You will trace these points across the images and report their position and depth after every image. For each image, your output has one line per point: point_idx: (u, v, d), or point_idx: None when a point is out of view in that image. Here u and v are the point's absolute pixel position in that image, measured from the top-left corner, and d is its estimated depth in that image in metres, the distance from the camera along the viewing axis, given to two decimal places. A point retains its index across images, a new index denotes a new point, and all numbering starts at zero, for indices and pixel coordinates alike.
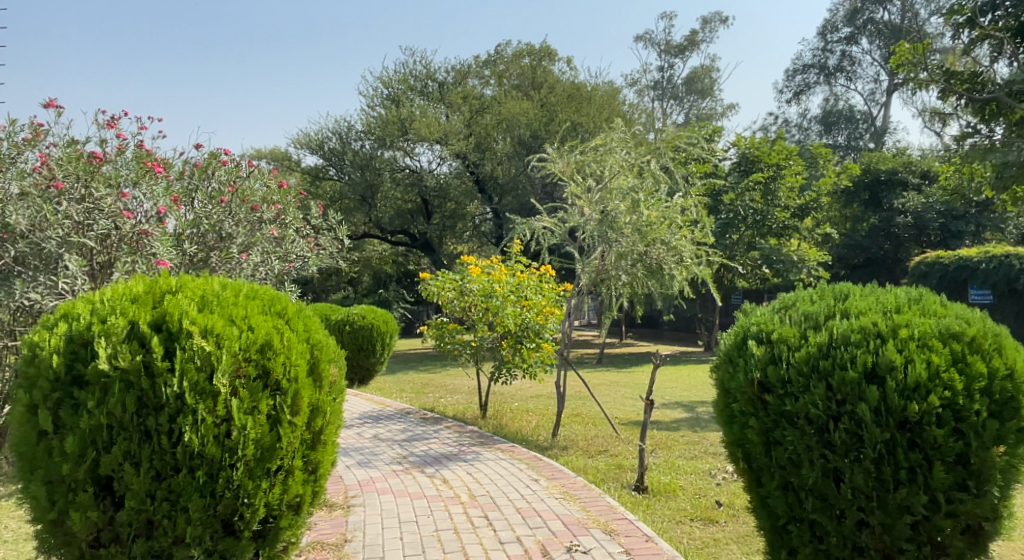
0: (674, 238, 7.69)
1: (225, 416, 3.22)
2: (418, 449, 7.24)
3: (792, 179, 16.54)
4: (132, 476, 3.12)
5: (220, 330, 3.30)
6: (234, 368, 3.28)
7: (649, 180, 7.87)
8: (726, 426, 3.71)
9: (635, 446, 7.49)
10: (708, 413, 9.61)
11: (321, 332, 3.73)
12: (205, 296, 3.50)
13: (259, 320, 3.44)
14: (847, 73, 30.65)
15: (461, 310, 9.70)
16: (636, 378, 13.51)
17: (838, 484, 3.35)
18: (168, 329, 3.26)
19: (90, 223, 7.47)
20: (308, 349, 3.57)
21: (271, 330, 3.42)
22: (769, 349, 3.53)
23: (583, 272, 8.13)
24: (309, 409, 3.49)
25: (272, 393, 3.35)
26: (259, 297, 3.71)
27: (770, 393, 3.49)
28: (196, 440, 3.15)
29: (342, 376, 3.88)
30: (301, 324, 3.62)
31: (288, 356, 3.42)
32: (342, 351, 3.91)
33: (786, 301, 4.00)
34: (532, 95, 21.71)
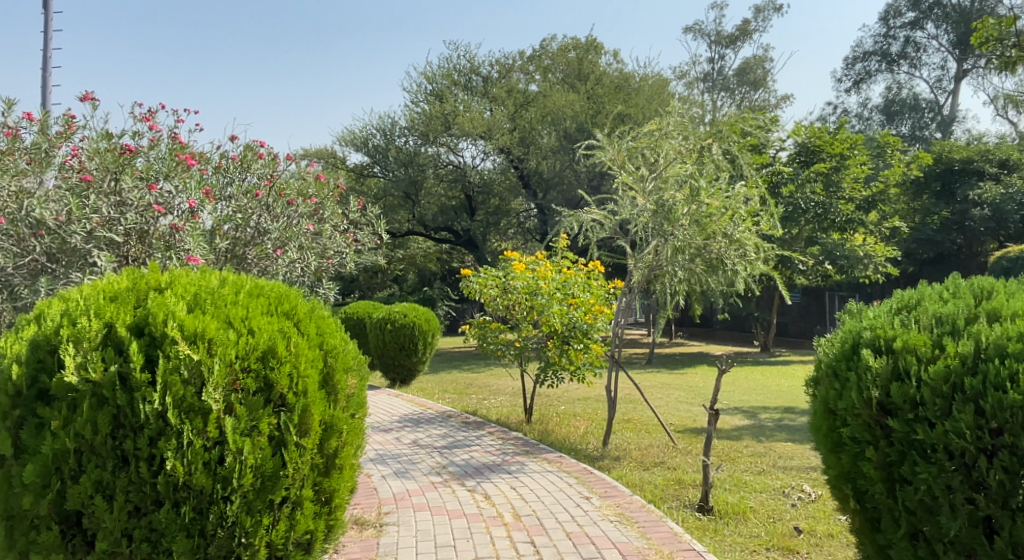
0: (737, 231, 7.10)
1: (218, 437, 3.00)
2: (458, 458, 6.74)
3: (857, 168, 15.91)
4: (104, 512, 2.91)
5: (213, 335, 3.08)
6: (229, 382, 3.05)
7: (709, 166, 7.26)
8: (833, 456, 3.40)
9: (695, 457, 6.93)
10: (772, 421, 9.00)
11: (336, 337, 3.49)
12: (198, 295, 3.28)
13: (260, 324, 3.21)
14: (911, 59, 29.54)
15: (504, 309, 9.20)
16: (689, 381, 12.89)
17: (990, 535, 2.93)
18: (150, 334, 3.04)
19: (118, 218, 7.02)
20: (321, 356, 3.33)
21: (275, 336, 3.19)
22: (892, 363, 3.15)
23: (636, 268, 7.61)
24: (322, 428, 3.26)
25: (275, 410, 3.12)
26: (263, 297, 3.50)
27: (893, 416, 3.12)
28: (180, 467, 2.93)
29: (362, 386, 3.64)
30: (313, 330, 3.39)
31: (295, 366, 3.18)
32: (359, 358, 3.67)
33: (907, 299, 3.64)
34: (581, 87, 21.14)
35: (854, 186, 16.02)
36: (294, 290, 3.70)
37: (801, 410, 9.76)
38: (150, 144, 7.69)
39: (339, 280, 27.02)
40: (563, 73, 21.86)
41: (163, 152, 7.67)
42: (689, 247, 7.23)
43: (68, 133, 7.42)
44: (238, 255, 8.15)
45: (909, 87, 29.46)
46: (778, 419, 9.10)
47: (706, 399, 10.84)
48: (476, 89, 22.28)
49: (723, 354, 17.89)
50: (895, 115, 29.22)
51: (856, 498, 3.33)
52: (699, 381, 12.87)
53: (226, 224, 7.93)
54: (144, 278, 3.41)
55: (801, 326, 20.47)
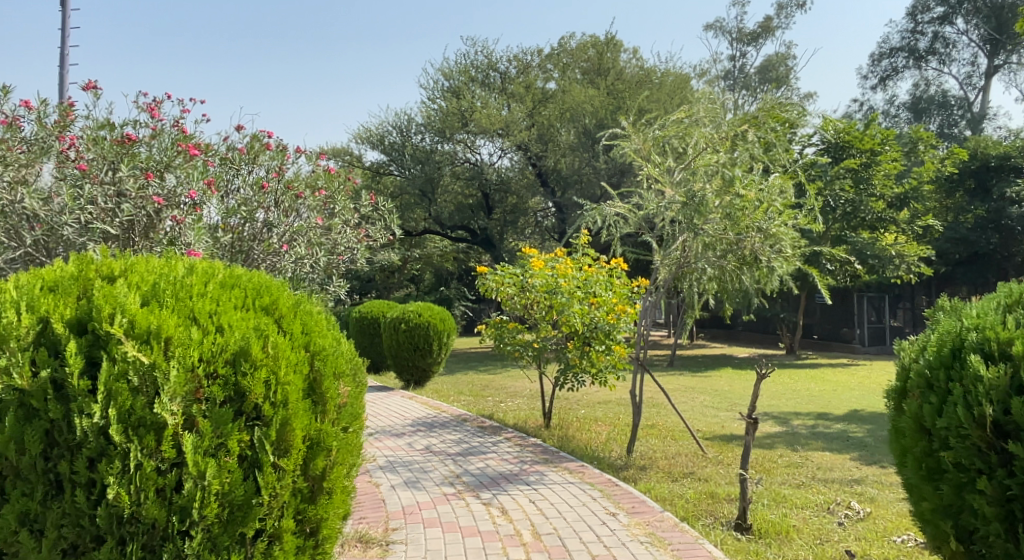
0: (771, 224, 6.60)
1: (176, 458, 2.65)
2: (472, 466, 6.31)
3: (888, 165, 15.35)
4: (31, 551, 2.61)
5: (172, 333, 2.73)
6: (191, 391, 2.70)
7: (742, 157, 6.74)
8: (928, 484, 3.14)
9: (727, 468, 6.48)
10: (806, 428, 8.54)
11: (326, 336, 3.16)
12: (158, 284, 2.93)
13: (232, 321, 2.85)
14: (939, 56, 28.86)
15: (523, 308, 8.77)
16: (713, 384, 12.42)
17: None
18: (94, 332, 2.69)
19: (114, 210, 6.59)
20: (307, 359, 2.99)
21: (249, 336, 2.83)
22: (1010, 374, 2.92)
23: (662, 265, 7.16)
24: (306, 445, 2.92)
25: (249, 424, 2.78)
26: (238, 288, 3.15)
27: (1012, 439, 2.89)
28: (126, 497, 2.59)
29: (354, 392, 3.30)
30: (298, 328, 3.04)
31: (274, 371, 2.84)
32: (352, 361, 3.33)
33: (1015, 295, 3.39)
34: (600, 83, 20.68)
35: (885, 183, 15.60)
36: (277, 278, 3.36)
37: (835, 416, 9.29)
38: (152, 134, 7.29)
39: (354, 279, 26.72)
40: (583, 69, 21.39)
41: (165, 141, 7.26)
42: (722, 240, 6.76)
43: (72, 121, 6.97)
44: (243, 250, 7.83)
45: (937, 84, 28.78)
46: (813, 426, 8.63)
47: (733, 403, 10.37)
48: (493, 85, 21.91)
49: (747, 356, 17.38)
50: (922, 113, 28.58)
51: (956, 537, 3.08)
52: (723, 385, 12.40)
53: (231, 217, 7.55)
54: (94, 265, 3.05)
55: (827, 327, 19.95)
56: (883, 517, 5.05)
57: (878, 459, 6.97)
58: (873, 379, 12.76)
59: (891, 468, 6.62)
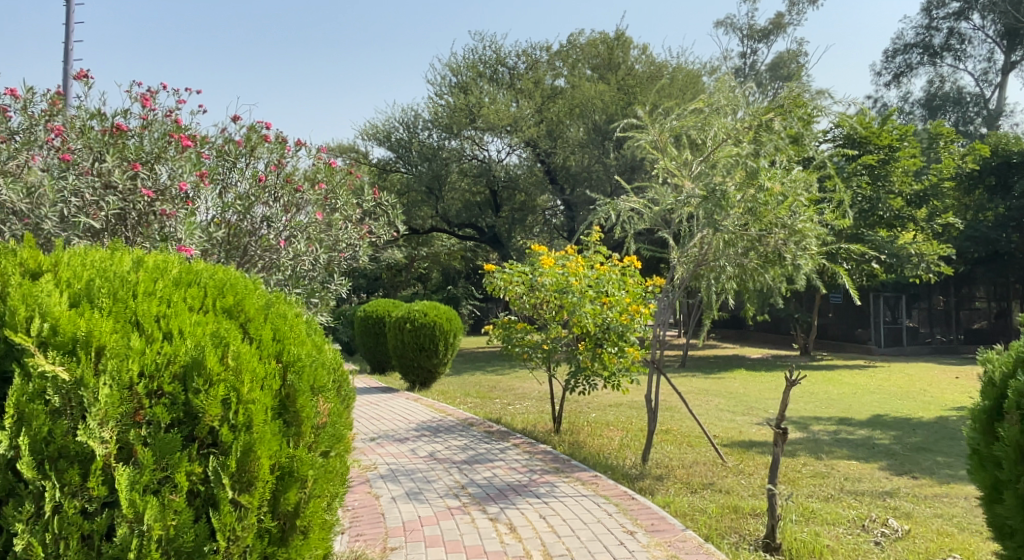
0: (797, 220, 6.18)
1: (108, 497, 2.38)
2: (478, 476, 5.95)
3: (907, 161, 14.94)
4: None
5: (107, 343, 2.46)
6: (129, 414, 2.44)
7: (767, 147, 6.40)
8: None
9: (749, 478, 6.11)
10: (828, 434, 8.16)
11: (300, 346, 2.94)
12: (96, 282, 2.66)
13: (184, 329, 2.61)
14: (955, 52, 28.35)
15: (532, 308, 8.41)
16: (728, 386, 12.02)
17: None
18: (9, 340, 2.40)
19: (99, 202, 6.25)
20: (277, 373, 2.77)
21: (202, 348, 2.58)
22: None
23: (680, 263, 6.77)
24: (275, 474, 2.70)
25: (203, 452, 2.53)
26: (194, 288, 2.90)
27: None
28: (41, 547, 2.30)
29: (335, 410, 3.09)
30: (267, 336, 2.83)
31: (234, 389, 2.59)
32: (329, 373, 3.12)
33: None
34: (610, 78, 20.25)
35: (904, 180, 15.18)
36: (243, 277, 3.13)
37: (858, 421, 8.90)
38: (143, 123, 6.94)
39: (361, 277, 26.41)
40: (593, 65, 20.97)
41: (157, 131, 6.95)
42: (743, 237, 6.38)
43: (61, 109, 6.61)
44: (238, 245, 7.51)
45: (952, 81, 28.29)
46: (835, 433, 8.23)
47: (749, 407, 9.97)
48: (501, 81, 21.62)
49: (761, 357, 16.99)
50: (936, 110, 28.05)
51: None
52: (738, 387, 12.00)
53: (226, 211, 7.26)
54: (20, 257, 2.76)
55: (841, 328, 19.53)
56: (922, 536, 4.68)
57: (909, 469, 6.58)
58: (893, 382, 12.34)
59: (923, 478, 6.23)
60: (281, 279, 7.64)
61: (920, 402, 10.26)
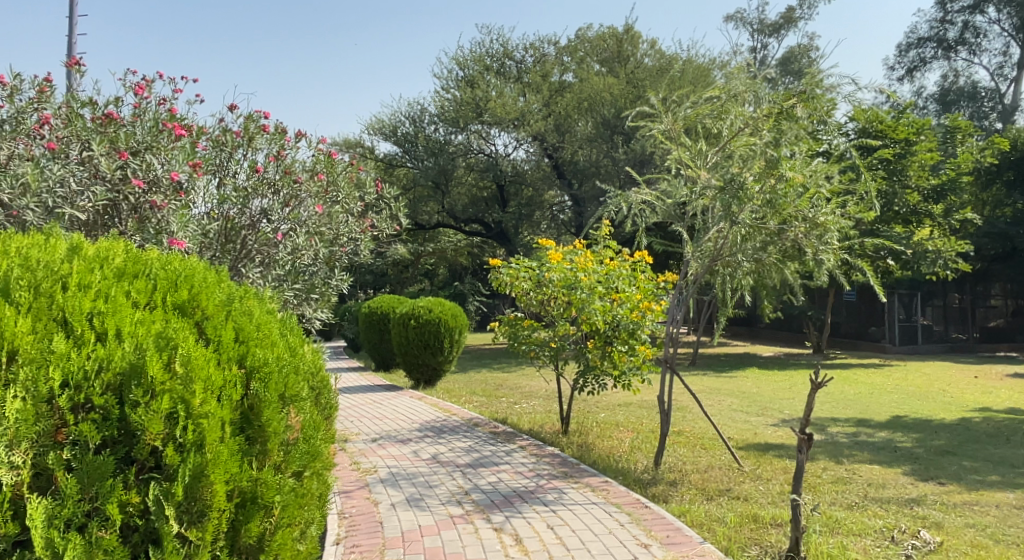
0: (818, 213, 5.92)
1: (20, 533, 2.15)
2: (483, 481, 5.67)
3: (925, 155, 14.61)
4: None
5: (30, 348, 2.23)
6: (50, 433, 2.21)
7: (790, 135, 5.98)
8: None
9: (767, 484, 5.82)
10: (847, 436, 7.86)
11: (264, 350, 2.74)
12: (27, 275, 2.43)
13: (125, 332, 2.39)
14: (970, 46, 27.89)
15: (539, 304, 8.13)
16: (740, 385, 11.72)
17: None
18: None
19: (86, 193, 5.98)
20: (236, 381, 2.57)
21: (143, 354, 2.36)
22: None
23: (694, 258, 6.48)
24: (230, 498, 2.49)
25: (143, 476, 2.32)
26: (143, 284, 2.68)
27: None
28: None
29: (304, 422, 2.90)
30: (227, 338, 2.64)
31: (184, 402, 2.37)
32: (300, 380, 2.92)
33: None
34: (620, 72, 19.89)
35: (920, 174, 14.82)
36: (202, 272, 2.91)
37: (877, 422, 8.60)
38: (136, 112, 6.66)
39: (367, 273, 26.16)
40: (602, 58, 20.62)
41: (150, 119, 6.67)
42: (762, 231, 6.05)
43: (50, 97, 6.31)
44: (234, 239, 7.29)
45: (967, 75, 27.83)
46: (854, 434, 7.93)
47: (763, 407, 9.66)
48: (508, 74, 21.36)
49: (772, 356, 16.67)
50: (950, 104, 27.58)
51: None
52: (751, 386, 11.69)
53: (221, 204, 7.03)
54: None
55: (854, 326, 19.19)
56: (956, 548, 4.39)
57: (935, 474, 6.27)
58: (910, 381, 12.02)
59: (951, 485, 5.92)
60: (280, 274, 7.43)
61: (940, 402, 9.93)
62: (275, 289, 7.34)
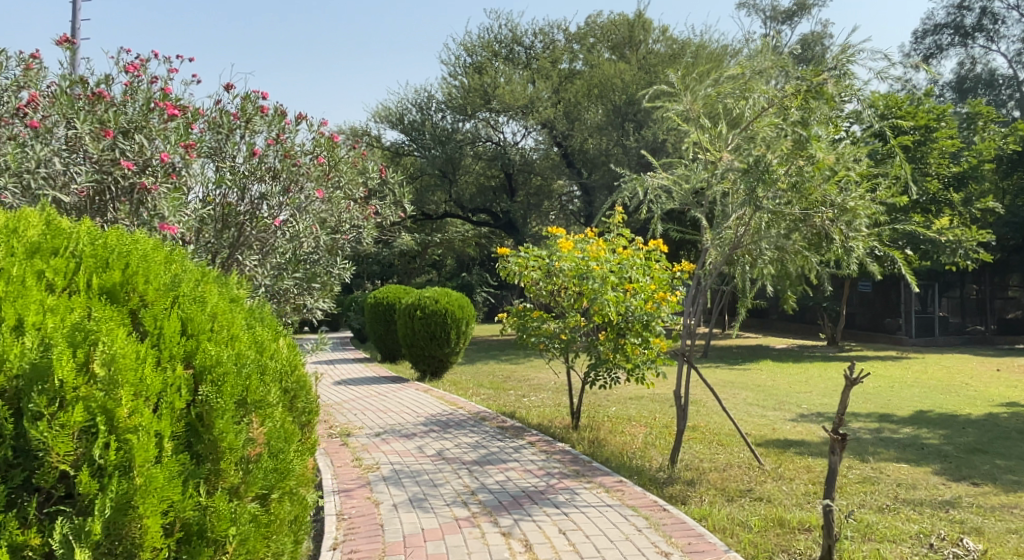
0: (846, 198, 5.60)
1: None
2: (490, 480, 5.37)
3: (945, 143, 14.25)
4: None
5: None
6: None
7: (818, 114, 5.63)
8: None
9: (790, 485, 5.51)
10: (870, 432, 7.53)
11: (213, 347, 2.35)
12: None
13: (24, 328, 2.00)
14: (988, 32, 27.32)
15: (549, 295, 7.86)
16: (754, 378, 11.40)
17: None
18: None
19: (70, 173, 5.71)
20: (177, 386, 2.17)
21: (50, 354, 1.97)
22: None
23: (713, 246, 6.16)
24: (167, 533, 2.09)
25: (49, 508, 1.93)
26: (63, 269, 2.31)
27: None
28: None
29: (268, 433, 2.51)
30: (167, 331, 2.26)
31: (104, 412, 1.98)
32: (262, 382, 2.53)
33: None
34: (631, 58, 19.47)
35: (940, 162, 14.43)
36: (139, 252, 2.54)
37: (899, 417, 8.27)
38: (127, 92, 6.42)
39: (374, 264, 25.93)
40: (612, 44, 20.20)
41: (141, 99, 6.41)
42: (786, 216, 5.80)
43: (37, 74, 6.07)
44: (231, 225, 7.00)
45: (984, 63, 27.29)
46: (877, 431, 7.60)
47: (780, 401, 9.33)
48: (517, 60, 21.21)
49: (786, 347, 16.34)
50: (968, 92, 27.04)
51: None
52: (766, 379, 11.37)
53: (217, 188, 6.77)
54: None
55: (868, 317, 18.85)
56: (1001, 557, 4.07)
57: (967, 474, 5.94)
58: (929, 374, 11.68)
59: (986, 485, 5.59)
60: (280, 262, 7.20)
61: (964, 397, 9.58)
62: (275, 278, 7.12)
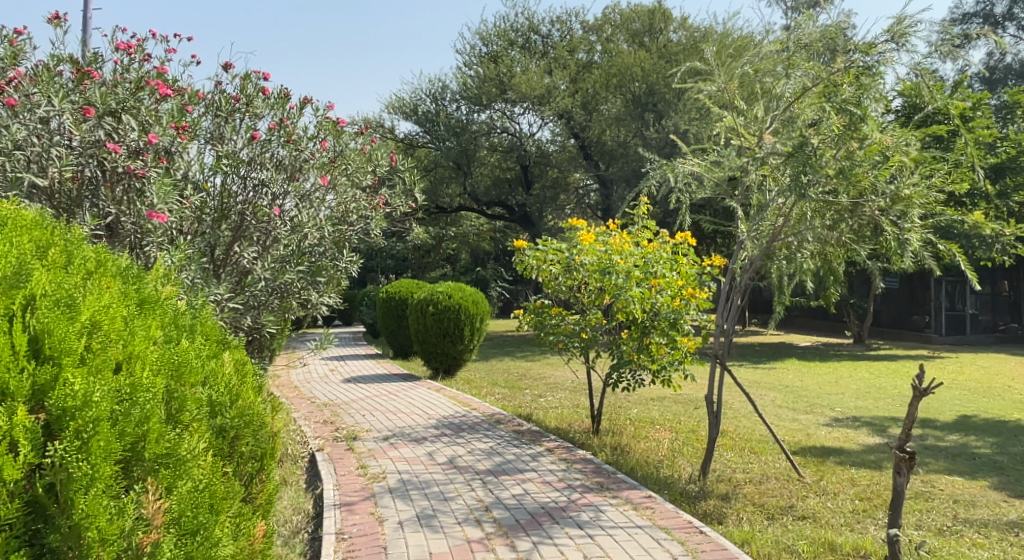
0: (900, 184, 5.10)
1: None
2: (506, 494, 4.90)
3: (982, 133, 13.59)
4: None
5: None
6: None
7: (873, 93, 5.19)
8: None
9: (836, 501, 4.99)
10: (914, 439, 6.99)
11: (70, 381, 1.71)
12: None
13: None
14: (1018, 21, 26.51)
15: (568, 291, 7.38)
16: (781, 377, 10.85)
17: None
18: None
19: (49, 155, 5.39)
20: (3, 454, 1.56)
21: None
22: None
23: (749, 239, 5.68)
24: None
25: None
26: None
27: None
28: None
29: (181, 498, 1.89)
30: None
31: None
32: (167, 428, 1.90)
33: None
34: (650, 46, 18.85)
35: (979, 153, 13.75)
36: None
37: (943, 423, 7.71)
38: (117, 71, 6.08)
39: (388, 258, 25.54)
40: (633, 31, 19.48)
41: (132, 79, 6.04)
42: (832, 206, 5.33)
43: (22, 50, 5.73)
44: (234, 217, 6.62)
45: (1014, 52, 26.50)
46: (921, 438, 7.05)
47: (811, 403, 8.80)
48: (534, 49, 20.68)
49: (811, 345, 15.77)
50: (997, 83, 26.27)
51: None
52: (793, 379, 10.82)
53: (215, 175, 6.47)
54: None
55: (896, 313, 18.24)
56: None
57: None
58: (965, 374, 11.10)
59: None
60: (283, 254, 6.77)
61: (1008, 400, 8.99)
62: (276, 271, 6.67)
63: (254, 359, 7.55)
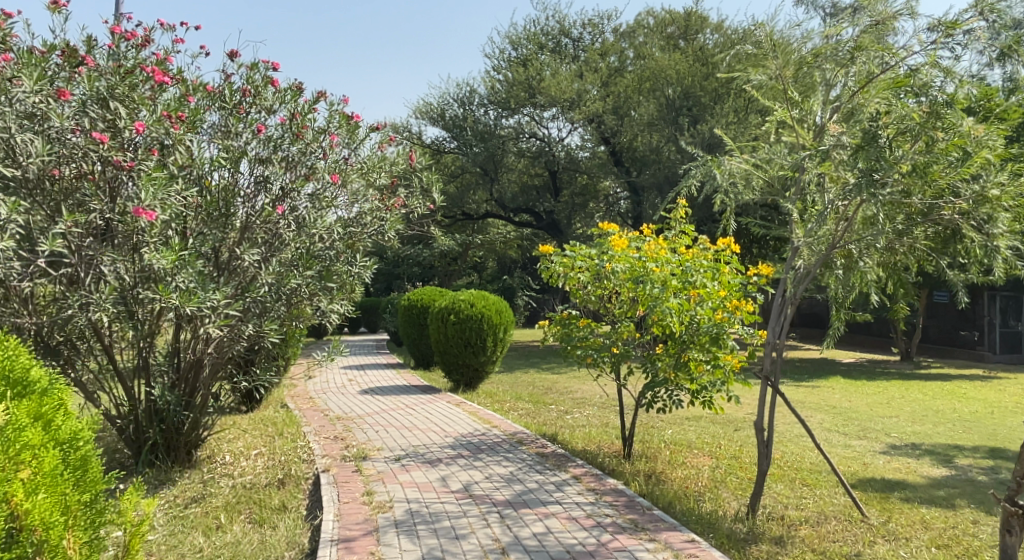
0: (987, 181, 4.43)
1: None
2: (527, 532, 4.29)
3: None
4: None
5: None
6: None
7: (956, 78, 4.53)
8: None
9: (910, 549, 4.30)
10: (985, 471, 6.24)
11: None
12: None
13: None
14: None
15: (598, 301, 6.75)
16: (827, 397, 10.12)
17: None
18: None
19: (26, 142, 4.90)
20: None
21: None
22: None
23: (805, 245, 5.02)
24: None
25: None
26: None
27: None
28: None
29: None
30: None
31: None
32: None
33: None
34: (686, 48, 18.17)
35: None
36: None
37: (1014, 453, 6.96)
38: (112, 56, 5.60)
39: (414, 266, 25.07)
40: (668, 34, 18.88)
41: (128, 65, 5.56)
42: (903, 207, 4.67)
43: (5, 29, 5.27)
44: (235, 216, 6.10)
45: None
46: (992, 470, 6.30)
47: (863, 427, 8.08)
48: (564, 53, 20.18)
49: (855, 362, 14.95)
50: None
51: None
52: (840, 399, 10.07)
53: (218, 170, 5.97)
54: None
55: (945, 330, 17.35)
56: None
57: None
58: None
59: None
60: (291, 258, 6.14)
61: None
62: (281, 275, 5.97)
63: (259, 369, 7.03)
